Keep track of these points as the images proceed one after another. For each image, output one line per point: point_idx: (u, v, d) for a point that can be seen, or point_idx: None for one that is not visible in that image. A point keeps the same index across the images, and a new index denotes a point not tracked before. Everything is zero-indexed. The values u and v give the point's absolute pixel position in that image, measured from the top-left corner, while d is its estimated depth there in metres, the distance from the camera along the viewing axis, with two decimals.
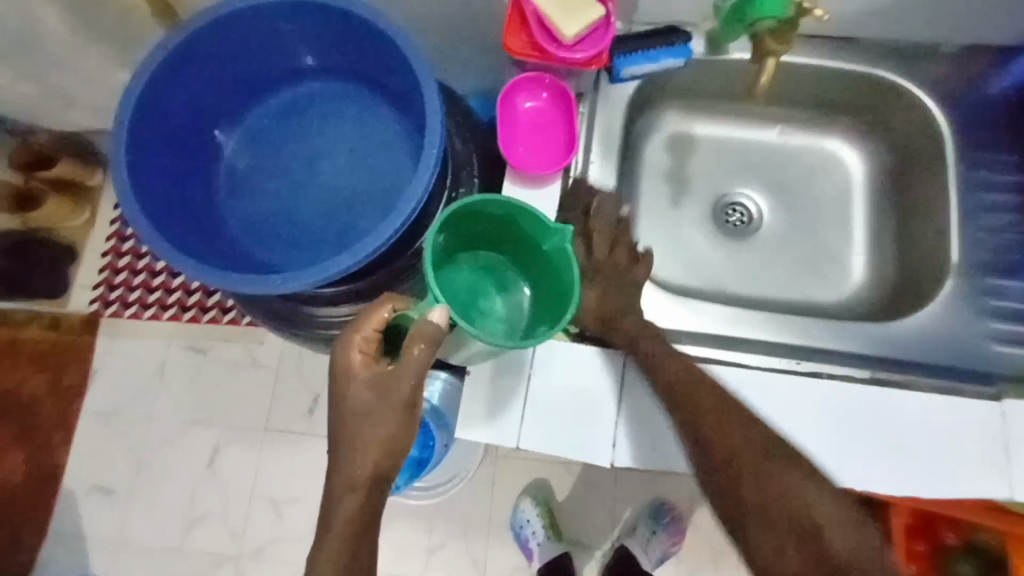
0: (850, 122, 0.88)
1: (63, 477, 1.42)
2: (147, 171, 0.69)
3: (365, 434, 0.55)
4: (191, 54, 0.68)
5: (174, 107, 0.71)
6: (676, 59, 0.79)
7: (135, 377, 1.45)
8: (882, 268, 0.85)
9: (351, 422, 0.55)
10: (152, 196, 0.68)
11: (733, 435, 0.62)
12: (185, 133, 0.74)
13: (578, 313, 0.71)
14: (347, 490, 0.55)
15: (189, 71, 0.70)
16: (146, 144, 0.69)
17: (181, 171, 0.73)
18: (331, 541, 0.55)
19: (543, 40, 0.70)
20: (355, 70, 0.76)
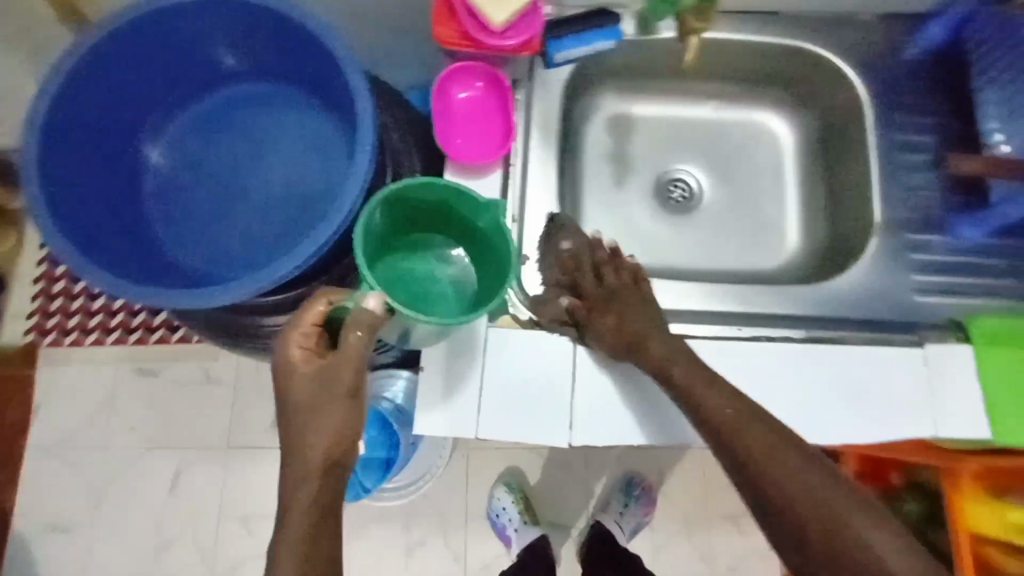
0: (777, 94, 0.92)
1: (15, 517, 1.35)
2: (64, 190, 0.65)
3: (314, 422, 0.54)
4: (100, 63, 0.65)
5: (87, 120, 0.67)
6: (608, 41, 0.80)
7: (82, 405, 1.38)
8: (817, 231, 0.89)
9: (297, 414, 0.55)
10: (72, 216, 0.64)
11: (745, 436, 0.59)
12: (103, 146, 0.70)
13: (603, 342, 0.68)
14: (301, 485, 0.54)
15: (101, 81, 0.66)
16: (61, 162, 0.65)
17: (102, 188, 0.70)
18: (289, 540, 0.53)
19: (471, 28, 0.69)
20: (281, 70, 0.74)
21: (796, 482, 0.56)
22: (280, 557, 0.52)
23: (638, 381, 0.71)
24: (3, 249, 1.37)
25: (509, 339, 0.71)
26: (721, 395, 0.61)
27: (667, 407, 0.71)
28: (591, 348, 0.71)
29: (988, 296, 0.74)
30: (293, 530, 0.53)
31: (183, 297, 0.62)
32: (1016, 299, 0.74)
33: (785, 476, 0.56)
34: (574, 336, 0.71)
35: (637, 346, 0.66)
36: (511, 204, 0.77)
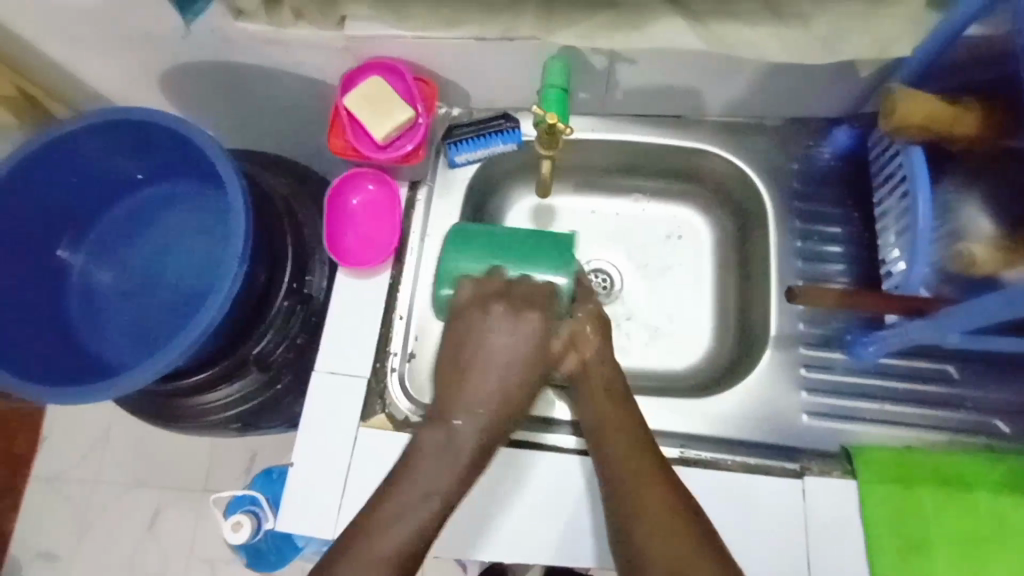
0: (695, 188, 0.91)
1: (11, 543, 1.44)
2: None
3: (500, 387, 0.62)
4: (16, 186, 0.72)
5: (14, 229, 0.74)
6: (509, 144, 0.83)
7: (79, 443, 1.48)
8: (725, 330, 0.87)
9: (490, 383, 0.62)
10: None
11: (619, 444, 0.62)
12: (25, 253, 0.77)
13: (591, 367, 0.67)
14: (472, 447, 0.60)
15: (26, 194, 0.73)
16: None
17: (23, 290, 0.76)
18: (429, 487, 0.58)
19: (357, 140, 0.74)
20: (190, 172, 0.82)
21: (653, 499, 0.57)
22: (414, 502, 0.57)
23: (565, 500, 0.71)
24: None
25: (375, 440, 0.71)
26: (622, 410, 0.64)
27: (532, 520, 0.70)
28: None
29: (884, 423, 0.71)
30: (432, 476, 0.58)
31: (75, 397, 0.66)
32: (916, 428, 0.70)
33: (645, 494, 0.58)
34: None
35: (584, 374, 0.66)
36: (399, 302, 0.78)
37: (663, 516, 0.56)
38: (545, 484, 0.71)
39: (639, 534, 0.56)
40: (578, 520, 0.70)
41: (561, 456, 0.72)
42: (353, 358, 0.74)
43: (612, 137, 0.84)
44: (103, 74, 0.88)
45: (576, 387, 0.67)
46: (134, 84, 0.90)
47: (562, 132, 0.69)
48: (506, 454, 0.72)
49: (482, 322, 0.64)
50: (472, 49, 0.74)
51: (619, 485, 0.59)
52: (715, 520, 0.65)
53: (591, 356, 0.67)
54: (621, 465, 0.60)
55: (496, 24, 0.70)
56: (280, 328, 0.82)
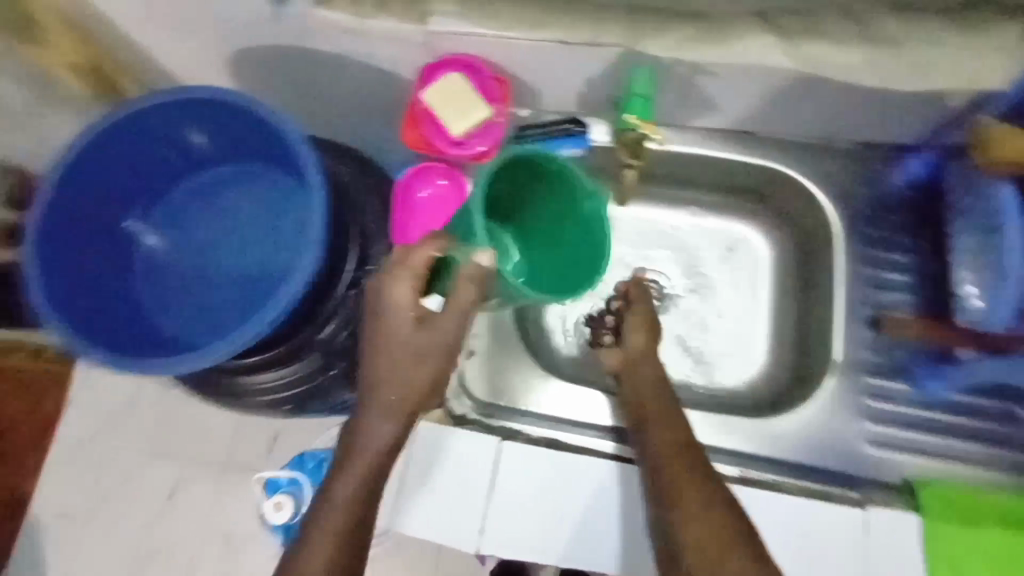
0: (756, 207, 0.90)
1: (31, 505, 1.41)
2: (62, 260, 0.73)
3: (398, 373, 0.61)
4: (89, 166, 0.73)
5: (89, 198, 0.75)
6: (576, 149, 0.84)
7: (105, 410, 1.48)
8: (780, 352, 0.86)
9: (402, 373, 0.61)
10: (68, 285, 0.72)
11: (666, 442, 0.66)
12: (98, 222, 0.78)
13: (634, 367, 0.73)
14: (384, 437, 0.62)
15: (102, 164, 0.74)
16: (62, 239, 0.73)
17: (94, 270, 0.77)
18: (341, 482, 0.62)
19: (434, 134, 0.75)
20: (256, 153, 0.82)
21: (698, 500, 0.60)
22: (321, 492, 0.62)
23: (606, 503, 0.72)
24: None
25: (436, 434, 0.73)
26: (667, 409, 0.69)
27: (573, 526, 0.72)
28: (513, 455, 0.73)
29: (944, 458, 0.71)
30: (352, 471, 0.62)
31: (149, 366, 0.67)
32: (976, 466, 0.71)
33: (687, 494, 0.61)
34: (499, 440, 0.74)
35: (629, 369, 0.73)
36: None
37: (703, 511, 0.59)
38: (584, 487, 0.73)
39: (671, 523, 0.60)
40: (621, 527, 0.72)
41: (599, 461, 0.74)
42: None
43: (679, 147, 0.84)
44: (172, 49, 0.88)
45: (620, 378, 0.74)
46: (202, 58, 0.90)
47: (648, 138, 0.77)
48: (566, 459, 0.74)
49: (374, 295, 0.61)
50: (554, 51, 0.73)
51: (658, 481, 0.63)
52: (778, 543, 0.65)
53: (637, 353, 0.74)
54: (664, 464, 0.64)
55: (582, 28, 0.69)
56: (340, 317, 0.83)
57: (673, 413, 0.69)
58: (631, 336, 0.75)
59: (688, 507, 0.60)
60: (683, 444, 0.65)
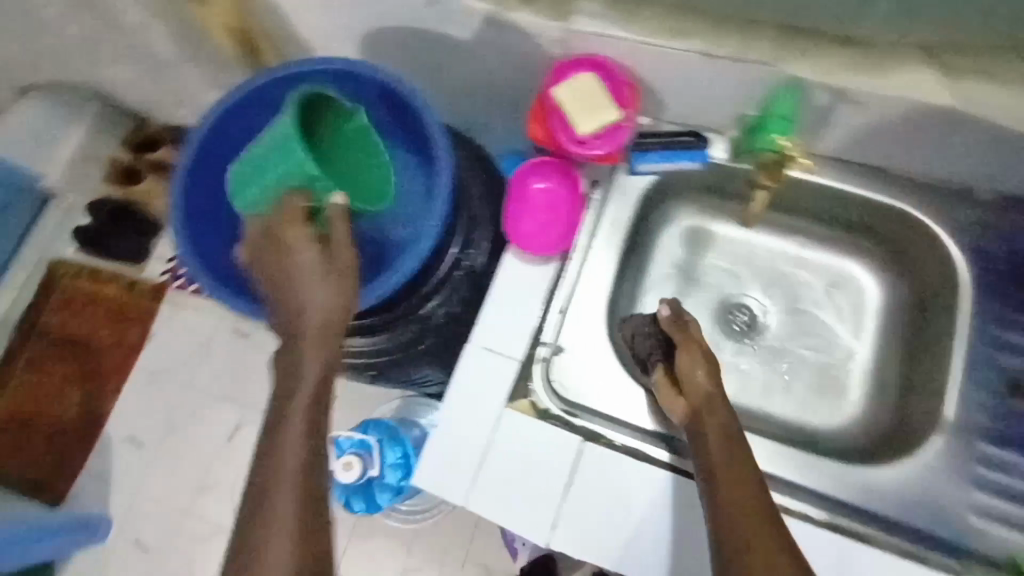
0: (870, 247, 0.87)
1: (109, 421, 1.56)
2: (205, 190, 0.83)
3: (304, 305, 0.65)
4: (246, 109, 0.82)
5: (241, 142, 0.85)
6: (694, 162, 0.82)
7: (184, 346, 1.59)
8: (876, 400, 0.83)
9: (318, 307, 0.65)
10: (204, 213, 0.82)
11: (741, 493, 0.60)
12: (244, 166, 0.88)
13: (707, 409, 0.68)
14: (302, 403, 0.60)
15: (256, 113, 0.84)
16: (211, 172, 0.83)
17: (227, 198, 0.87)
18: (292, 437, 0.59)
19: (562, 132, 0.76)
20: (389, 129, 0.88)
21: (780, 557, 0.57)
22: (270, 458, 0.58)
23: (681, 521, 0.72)
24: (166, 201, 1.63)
25: (522, 422, 0.76)
26: (728, 452, 0.64)
27: (644, 536, 0.72)
28: (592, 456, 0.74)
29: None
30: (293, 422, 0.60)
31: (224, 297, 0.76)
32: None
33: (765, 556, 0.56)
34: (580, 440, 0.75)
35: (697, 419, 0.69)
36: (560, 295, 0.81)
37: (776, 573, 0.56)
38: (660, 500, 0.73)
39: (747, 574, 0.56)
40: (694, 547, 0.71)
41: (678, 477, 0.73)
42: (510, 338, 0.79)
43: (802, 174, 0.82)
44: (313, 22, 0.93)
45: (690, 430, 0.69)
46: (336, 29, 0.93)
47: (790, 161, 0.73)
48: (645, 470, 0.74)
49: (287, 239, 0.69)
50: (693, 62, 0.71)
51: (727, 530, 0.59)
52: None
53: (704, 400, 0.70)
54: (735, 516, 0.59)
55: (729, 40, 0.67)
56: (442, 294, 0.86)
57: (739, 458, 0.64)
58: (689, 387, 0.71)
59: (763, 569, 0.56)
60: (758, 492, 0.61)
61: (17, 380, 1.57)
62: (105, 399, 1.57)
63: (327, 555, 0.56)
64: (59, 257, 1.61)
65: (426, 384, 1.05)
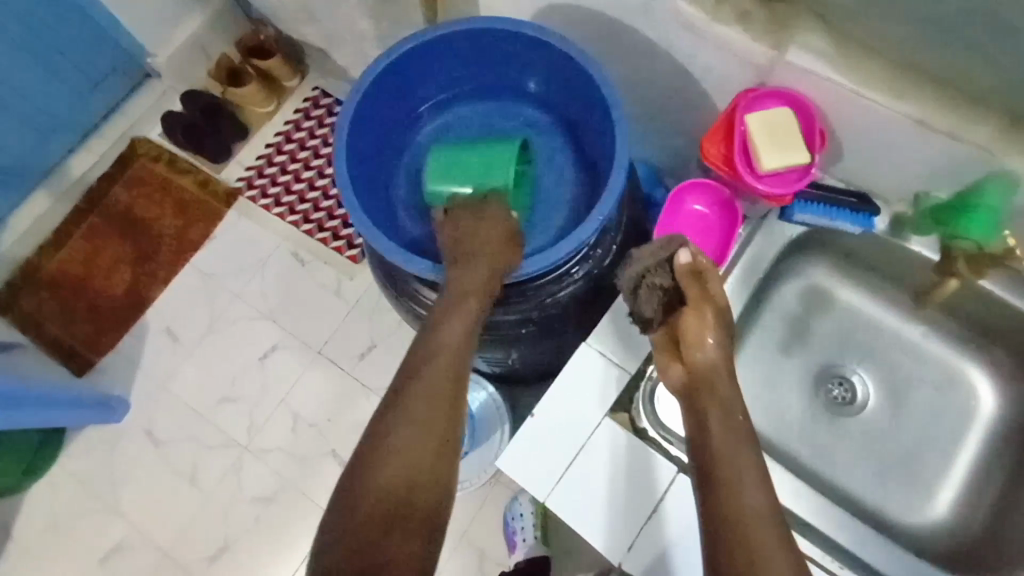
0: (998, 356, 0.83)
1: (150, 309, 1.54)
2: (377, 105, 0.87)
3: (482, 247, 0.76)
4: (423, 52, 0.85)
5: (426, 72, 0.89)
6: (856, 226, 0.79)
7: (239, 256, 1.55)
8: (965, 510, 0.81)
9: (492, 250, 0.76)
10: (365, 125, 0.86)
11: (745, 488, 0.58)
12: (416, 91, 0.92)
13: (718, 390, 0.66)
14: (454, 336, 0.69)
15: (449, 54, 0.88)
16: (387, 89, 0.87)
17: (382, 132, 0.91)
18: (452, 336, 0.69)
19: (740, 161, 0.76)
20: (561, 108, 0.92)
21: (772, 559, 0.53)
22: (434, 348, 0.68)
23: None
24: (260, 110, 1.60)
25: (619, 436, 0.75)
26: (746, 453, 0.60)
27: None
28: (684, 491, 0.72)
29: None
30: (453, 329, 0.69)
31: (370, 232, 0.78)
32: None
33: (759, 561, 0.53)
34: (676, 470, 0.73)
35: (696, 389, 0.67)
36: None
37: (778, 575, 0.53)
38: None
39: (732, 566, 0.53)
40: None
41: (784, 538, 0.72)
42: (625, 350, 0.78)
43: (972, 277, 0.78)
44: None
45: (691, 397, 0.67)
46: None
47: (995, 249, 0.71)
48: None
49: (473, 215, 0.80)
50: (899, 126, 0.69)
51: (725, 525, 0.56)
52: None
53: (707, 371, 0.67)
54: (738, 514, 0.56)
55: (951, 116, 0.66)
56: (572, 285, 0.85)
57: (740, 441, 0.61)
58: (696, 357, 0.69)
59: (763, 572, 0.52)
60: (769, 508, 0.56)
61: (74, 244, 1.57)
62: (153, 286, 1.55)
63: (455, 465, 0.63)
64: (144, 136, 1.60)
65: (499, 363, 1.05)
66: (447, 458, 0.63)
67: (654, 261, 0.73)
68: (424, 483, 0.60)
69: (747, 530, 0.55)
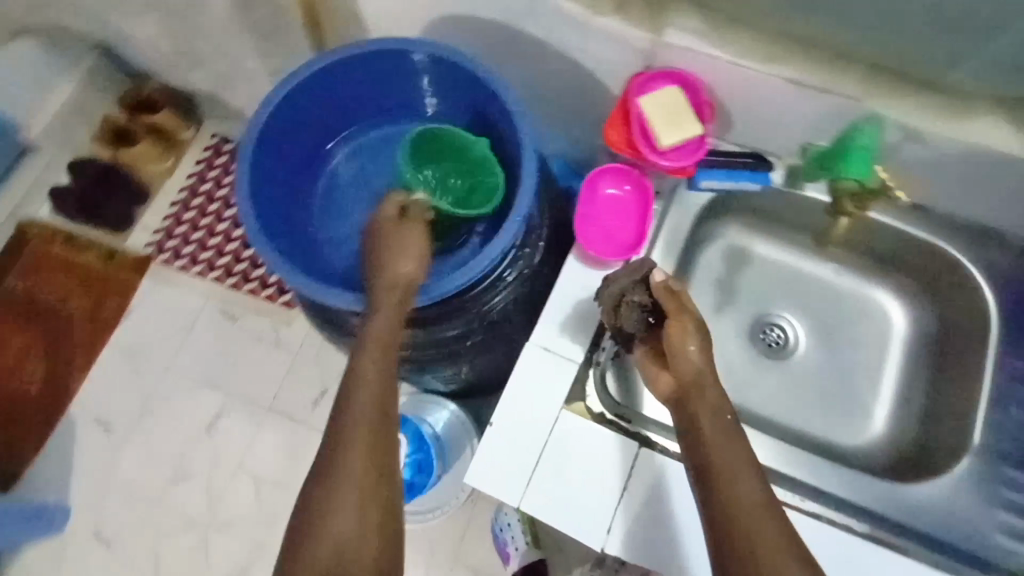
0: (901, 279, 0.91)
1: (74, 400, 1.42)
2: (276, 141, 0.85)
3: (388, 268, 0.75)
4: (315, 83, 0.84)
5: (323, 104, 0.88)
6: (756, 183, 0.86)
7: (164, 324, 1.46)
8: (903, 424, 0.88)
9: (396, 272, 0.75)
10: (266, 163, 0.84)
11: (739, 485, 0.60)
12: (316, 123, 0.90)
13: (707, 394, 0.65)
14: (371, 381, 0.66)
15: (342, 81, 0.87)
16: (285, 124, 0.85)
17: (284, 167, 0.88)
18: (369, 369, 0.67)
19: (641, 141, 0.79)
20: (464, 123, 0.94)
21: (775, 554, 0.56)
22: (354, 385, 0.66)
23: None
24: (160, 167, 1.52)
25: (579, 425, 0.76)
26: (737, 451, 0.62)
27: (699, 545, 0.73)
28: (649, 463, 0.75)
29: None
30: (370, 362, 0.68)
31: (285, 271, 0.76)
32: None
33: (760, 555, 0.56)
34: (639, 446, 0.75)
35: (686, 395, 0.67)
36: None
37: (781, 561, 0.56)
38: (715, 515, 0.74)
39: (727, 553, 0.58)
40: None
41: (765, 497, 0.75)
42: (569, 340, 0.79)
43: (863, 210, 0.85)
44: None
45: (681, 403, 0.67)
46: (404, 10, 0.91)
47: (876, 188, 0.78)
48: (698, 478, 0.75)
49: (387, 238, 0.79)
50: (774, 87, 0.75)
51: (725, 523, 0.58)
52: None
53: (695, 378, 0.67)
54: (739, 508, 0.59)
55: (818, 71, 0.72)
56: (506, 289, 0.86)
57: (730, 439, 0.63)
58: (679, 363, 0.68)
59: (768, 561, 0.56)
60: (764, 497, 0.59)
61: None
62: (73, 375, 1.43)
63: (395, 497, 0.62)
64: (31, 217, 1.48)
65: (452, 380, 1.04)
66: (386, 503, 0.61)
67: (629, 282, 0.75)
68: (357, 553, 0.58)
69: (747, 526, 0.58)
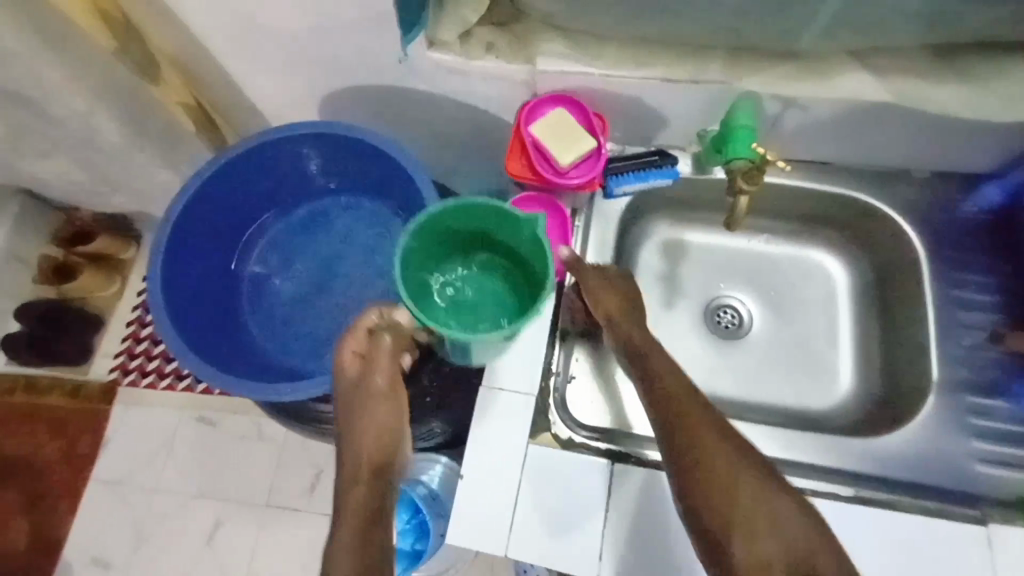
0: (830, 235, 0.93)
1: (65, 546, 1.37)
2: (187, 249, 0.88)
3: (363, 422, 0.70)
4: (205, 196, 0.87)
5: (228, 202, 0.91)
6: (664, 180, 0.86)
7: (143, 446, 1.42)
8: (868, 375, 0.89)
9: (370, 426, 0.69)
10: (179, 271, 0.86)
11: (716, 441, 0.62)
12: (226, 220, 0.93)
13: (658, 355, 0.70)
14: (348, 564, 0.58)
15: (242, 177, 0.89)
16: (192, 230, 0.87)
17: (204, 295, 0.90)
18: (347, 545, 0.59)
19: (541, 166, 0.80)
20: (370, 189, 0.97)
21: (765, 512, 0.59)
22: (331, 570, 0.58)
23: None
24: (108, 292, 1.49)
25: (549, 457, 0.75)
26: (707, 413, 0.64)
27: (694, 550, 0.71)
28: (624, 478, 0.74)
29: None
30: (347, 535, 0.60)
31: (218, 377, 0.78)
32: None
33: (740, 513, 0.59)
34: (611, 463, 0.75)
35: (647, 363, 0.69)
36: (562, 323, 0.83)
37: (761, 509, 0.59)
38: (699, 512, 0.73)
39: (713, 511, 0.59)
40: None
41: None
42: (521, 374, 0.79)
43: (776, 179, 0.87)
44: (264, 86, 0.91)
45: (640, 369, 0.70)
46: (294, 92, 0.92)
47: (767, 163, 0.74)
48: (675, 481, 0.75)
49: (356, 386, 0.72)
50: (651, 87, 0.77)
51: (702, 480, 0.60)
52: (902, 547, 0.70)
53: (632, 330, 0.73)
54: (711, 461, 0.61)
55: (684, 66, 0.74)
56: None
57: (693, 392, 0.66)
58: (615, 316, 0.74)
59: (746, 517, 0.59)
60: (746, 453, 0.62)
61: None
62: (61, 520, 1.39)
63: None
64: None
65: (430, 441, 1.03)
66: None
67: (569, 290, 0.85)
68: None
69: (722, 480, 0.60)
